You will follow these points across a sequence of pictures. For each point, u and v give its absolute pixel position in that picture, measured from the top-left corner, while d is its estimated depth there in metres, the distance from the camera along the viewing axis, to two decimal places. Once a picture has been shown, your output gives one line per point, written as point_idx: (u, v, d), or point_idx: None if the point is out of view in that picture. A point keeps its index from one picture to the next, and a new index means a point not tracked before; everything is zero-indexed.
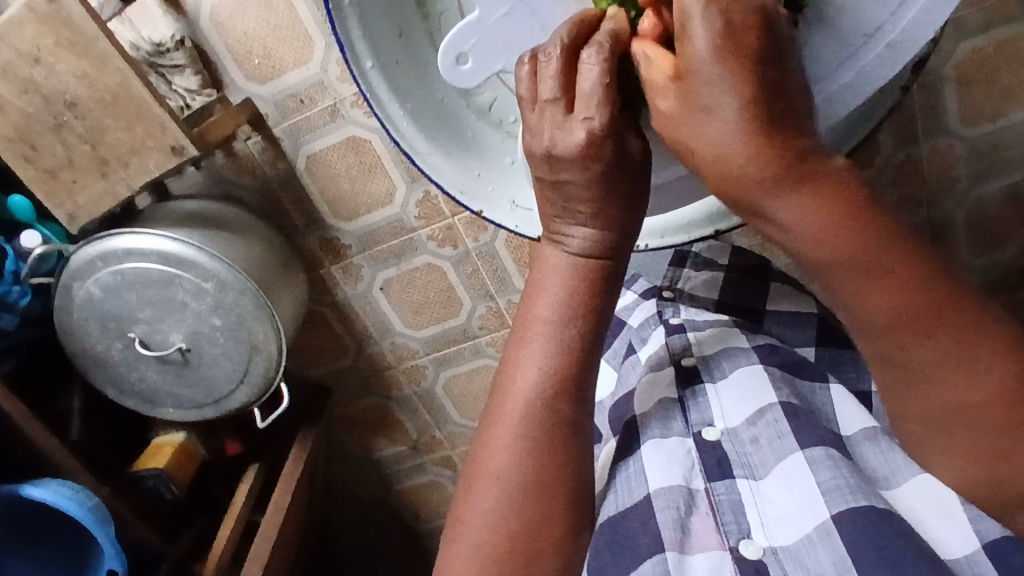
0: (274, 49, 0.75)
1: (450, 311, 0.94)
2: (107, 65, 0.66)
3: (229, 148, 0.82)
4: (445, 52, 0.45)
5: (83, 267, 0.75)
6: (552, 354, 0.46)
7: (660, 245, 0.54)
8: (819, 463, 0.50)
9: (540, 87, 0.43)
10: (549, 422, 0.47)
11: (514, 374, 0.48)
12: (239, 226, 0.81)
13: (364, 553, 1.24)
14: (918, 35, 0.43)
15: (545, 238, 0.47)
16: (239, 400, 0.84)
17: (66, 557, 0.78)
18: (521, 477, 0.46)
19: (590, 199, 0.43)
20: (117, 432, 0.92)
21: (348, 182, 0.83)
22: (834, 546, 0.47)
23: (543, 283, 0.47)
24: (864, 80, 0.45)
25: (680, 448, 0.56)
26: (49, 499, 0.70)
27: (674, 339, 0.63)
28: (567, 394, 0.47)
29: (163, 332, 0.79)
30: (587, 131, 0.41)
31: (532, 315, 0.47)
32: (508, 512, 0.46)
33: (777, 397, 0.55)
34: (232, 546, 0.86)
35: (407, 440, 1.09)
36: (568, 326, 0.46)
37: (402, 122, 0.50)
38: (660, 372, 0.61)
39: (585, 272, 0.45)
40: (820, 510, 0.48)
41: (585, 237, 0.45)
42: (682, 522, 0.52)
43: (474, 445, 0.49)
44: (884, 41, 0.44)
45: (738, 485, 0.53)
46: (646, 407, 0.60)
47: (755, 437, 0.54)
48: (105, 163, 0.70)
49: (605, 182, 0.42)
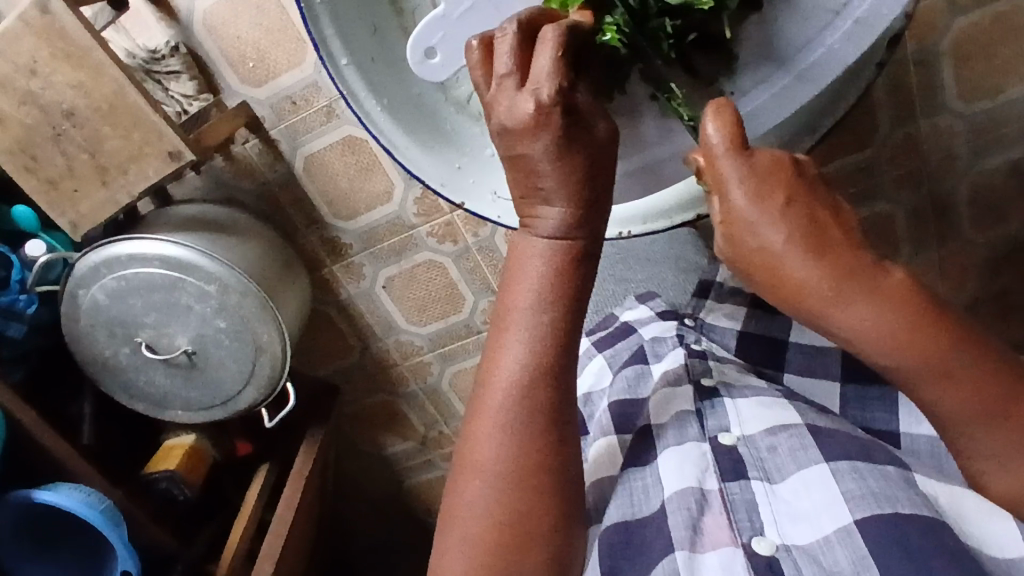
0: (268, 52, 0.75)
1: (453, 306, 0.94)
2: (104, 74, 0.67)
3: (228, 152, 0.82)
4: (414, 46, 0.45)
5: (88, 274, 0.77)
6: (530, 337, 0.46)
7: (643, 232, 0.50)
8: (844, 474, 0.48)
9: (496, 64, 0.42)
10: (530, 405, 0.46)
11: (496, 362, 0.47)
12: (239, 228, 0.82)
13: (379, 549, 1.25)
14: (884, 11, 0.42)
15: (520, 226, 0.46)
16: (247, 401, 0.85)
17: (81, 559, 0.79)
18: (506, 462, 0.46)
19: (557, 183, 0.43)
20: (129, 436, 0.93)
21: (346, 181, 0.84)
22: (853, 546, 0.44)
23: (520, 269, 0.46)
24: (832, 58, 0.43)
25: (695, 451, 0.54)
26: (61, 503, 0.71)
27: (694, 361, 0.61)
28: (547, 376, 0.46)
29: (169, 336, 0.80)
30: (535, 100, 0.41)
31: (512, 302, 0.47)
32: (496, 500, 0.46)
33: (803, 420, 0.53)
34: (244, 546, 0.87)
35: (415, 437, 1.10)
36: (545, 308, 0.46)
37: (381, 120, 0.49)
38: (678, 387, 0.59)
39: (561, 256, 0.45)
40: (841, 513, 0.46)
41: (556, 220, 0.44)
42: (693, 522, 0.50)
43: (460, 432, 0.49)
44: (852, 16, 0.43)
45: (754, 486, 0.51)
46: (662, 418, 0.57)
47: (773, 445, 0.52)
48: (104, 170, 0.71)
49: (573, 168, 0.43)
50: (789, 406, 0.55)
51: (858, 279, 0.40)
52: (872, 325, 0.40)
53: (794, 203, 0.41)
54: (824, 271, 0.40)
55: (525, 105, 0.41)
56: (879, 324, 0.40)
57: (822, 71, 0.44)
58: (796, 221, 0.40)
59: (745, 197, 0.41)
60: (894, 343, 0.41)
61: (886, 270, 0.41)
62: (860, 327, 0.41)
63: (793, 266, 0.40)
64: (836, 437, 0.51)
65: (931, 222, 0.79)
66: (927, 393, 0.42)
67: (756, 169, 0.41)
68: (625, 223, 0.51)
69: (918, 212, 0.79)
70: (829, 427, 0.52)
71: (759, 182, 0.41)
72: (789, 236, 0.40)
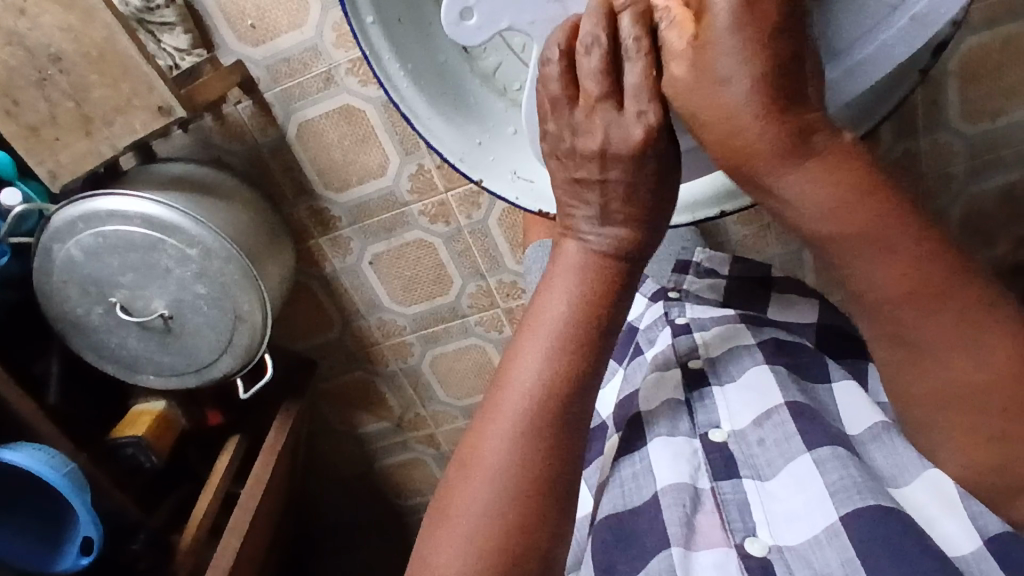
0: (268, 10, 0.72)
1: (440, 288, 0.93)
2: (95, 19, 0.64)
3: (218, 111, 0.79)
4: (450, 5, 0.45)
5: (64, 229, 0.73)
6: (555, 347, 0.47)
7: (665, 224, 0.56)
8: (827, 464, 0.50)
9: (584, 83, 0.44)
10: (547, 415, 0.47)
11: (519, 364, 0.48)
12: (227, 191, 0.79)
13: (346, 528, 1.24)
14: (943, 10, 0.42)
15: (560, 233, 0.49)
16: (223, 369, 0.82)
17: (41, 522, 0.77)
18: (512, 465, 0.46)
19: (602, 194, 0.45)
20: (96, 399, 0.90)
21: (340, 152, 0.81)
22: (842, 546, 0.47)
23: (557, 277, 0.48)
24: (884, 55, 0.44)
25: (687, 448, 0.56)
26: (25, 463, 0.68)
27: (680, 340, 0.62)
28: (568, 389, 0.47)
29: (145, 299, 0.78)
30: (645, 126, 0.43)
31: (543, 309, 0.48)
32: (497, 501, 0.45)
33: (783, 397, 0.55)
34: (210, 517, 0.85)
35: (391, 418, 1.08)
36: (574, 319, 0.47)
37: (403, 85, 0.50)
38: (666, 372, 0.60)
39: (600, 268, 0.47)
40: (829, 510, 0.49)
41: (602, 233, 0.47)
42: (688, 519, 0.52)
43: (465, 433, 0.49)
44: (910, 12, 0.43)
45: (745, 485, 0.54)
46: (652, 404, 0.59)
47: (761, 438, 0.55)
48: (89, 121, 0.68)
49: (628, 170, 0.44)
50: (769, 371, 0.56)
51: (805, 136, 0.41)
52: (815, 183, 0.42)
53: (787, 104, 0.40)
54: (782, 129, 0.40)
55: None
56: (820, 190, 0.42)
57: (872, 68, 0.45)
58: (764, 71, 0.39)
59: (687, 55, 0.41)
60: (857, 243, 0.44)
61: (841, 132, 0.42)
62: (804, 185, 0.42)
63: (751, 122, 0.40)
64: (817, 418, 0.53)
65: None
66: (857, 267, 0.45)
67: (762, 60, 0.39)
68: None
69: None
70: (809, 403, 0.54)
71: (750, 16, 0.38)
72: (749, 92, 0.39)
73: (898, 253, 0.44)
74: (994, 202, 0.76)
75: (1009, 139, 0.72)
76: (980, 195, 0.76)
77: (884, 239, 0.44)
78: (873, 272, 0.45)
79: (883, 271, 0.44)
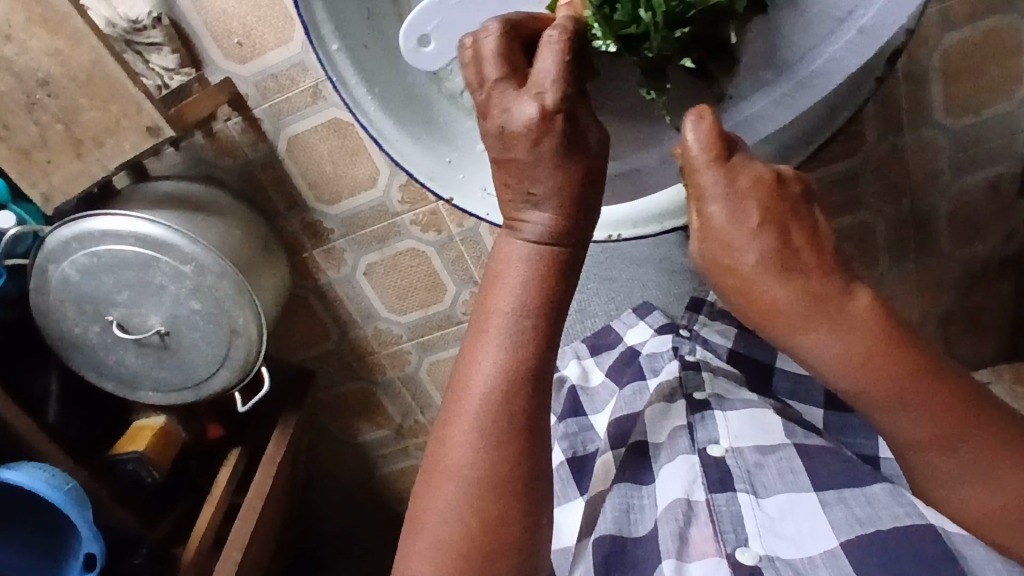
0: (254, 28, 0.73)
1: (434, 296, 0.93)
2: (81, 42, 0.65)
3: (209, 128, 0.80)
4: (408, 35, 0.46)
5: (59, 249, 0.74)
6: (508, 345, 0.46)
7: (634, 235, 0.52)
8: (831, 505, 0.53)
9: (485, 69, 0.43)
10: (506, 412, 0.47)
11: (473, 365, 0.47)
12: (218, 208, 0.80)
13: (350, 536, 1.25)
14: (890, 21, 0.43)
15: (505, 225, 0.46)
16: (221, 383, 0.83)
17: (44, 540, 0.78)
18: (477, 466, 0.47)
19: (546, 189, 0.44)
20: (96, 415, 0.91)
21: (330, 165, 0.82)
22: (837, 564, 0.50)
23: (503, 272, 0.46)
24: (833, 68, 0.45)
25: (686, 466, 0.60)
26: (25, 482, 0.69)
27: (688, 373, 0.67)
28: (525, 383, 0.47)
29: (142, 315, 0.78)
30: (540, 105, 0.42)
31: (492, 305, 0.47)
32: (466, 501, 0.47)
33: (790, 440, 0.59)
34: (212, 529, 0.86)
35: (390, 426, 1.09)
36: (525, 315, 0.46)
37: (371, 108, 0.50)
38: (672, 403, 0.66)
39: (545, 259, 0.45)
40: (827, 537, 0.52)
41: (541, 223, 0.45)
42: (681, 532, 0.56)
43: (431, 432, 0.50)
44: (857, 25, 0.44)
45: (740, 499, 0.56)
46: (659, 435, 0.64)
47: (761, 463, 0.58)
48: (79, 143, 0.69)
49: (564, 176, 0.43)
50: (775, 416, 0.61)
51: (823, 299, 0.42)
52: (836, 349, 0.43)
53: (768, 230, 0.42)
54: (791, 293, 0.42)
55: (527, 110, 0.42)
56: (843, 352, 0.43)
57: (824, 81, 0.45)
58: (766, 243, 0.42)
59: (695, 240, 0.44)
60: (852, 361, 0.43)
61: (853, 293, 0.43)
62: (827, 351, 0.43)
63: (766, 286, 0.42)
64: (824, 460, 0.56)
65: (911, 235, 0.80)
66: (882, 418, 0.45)
67: (738, 190, 0.43)
68: (617, 227, 0.53)
69: (899, 223, 0.79)
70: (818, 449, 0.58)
71: (739, 206, 0.42)
72: (760, 260, 0.42)
73: (919, 407, 0.44)
74: (981, 196, 0.76)
75: (994, 132, 0.72)
76: (967, 189, 0.76)
77: (904, 394, 0.43)
78: (896, 424, 0.45)
79: (907, 421, 0.44)
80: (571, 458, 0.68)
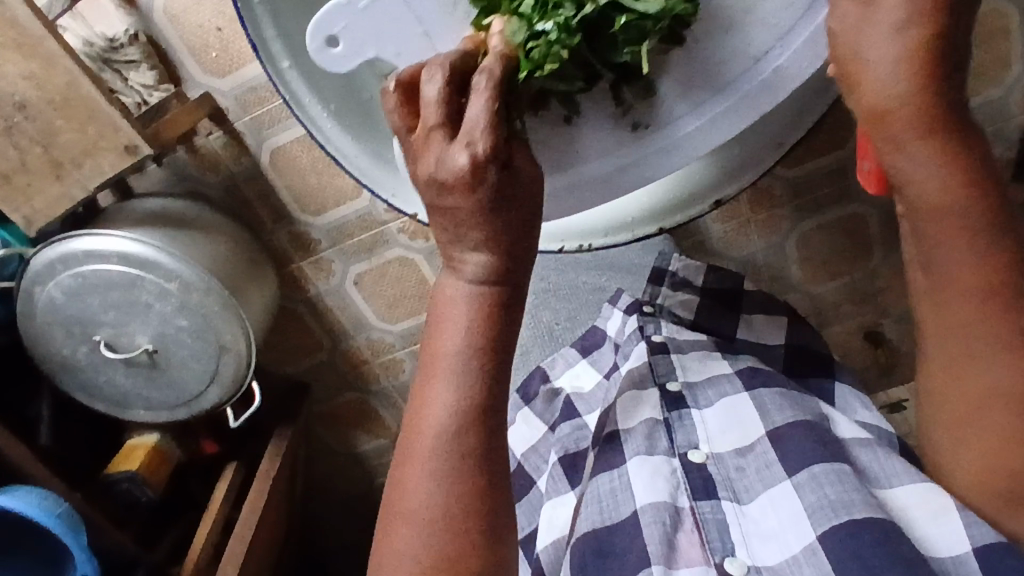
0: (232, 41, 0.73)
1: (425, 305, 0.93)
2: (56, 64, 0.64)
3: (191, 143, 0.80)
4: (315, 32, 0.43)
5: (43, 271, 0.74)
6: (455, 385, 0.44)
7: (605, 243, 0.57)
8: (805, 486, 0.53)
9: (424, 112, 0.42)
10: (460, 457, 0.44)
11: (423, 409, 0.45)
12: (203, 224, 0.79)
13: (352, 546, 1.25)
14: (802, 64, 0.44)
15: (446, 266, 0.45)
16: (212, 400, 0.83)
17: (40, 564, 0.78)
18: (433, 518, 0.44)
19: (478, 217, 0.42)
20: (90, 436, 0.91)
21: (314, 176, 0.82)
22: (818, 563, 0.49)
23: (443, 314, 0.44)
24: (779, 82, 0.45)
25: (666, 467, 0.59)
26: (16, 508, 0.69)
27: (658, 360, 0.66)
28: (478, 425, 0.44)
29: (129, 335, 0.78)
30: (472, 156, 0.40)
31: (438, 344, 0.44)
32: (423, 557, 0.43)
33: (764, 427, 0.58)
34: (210, 547, 0.85)
35: (388, 435, 1.08)
36: (470, 352, 0.44)
37: (327, 126, 0.50)
38: (644, 391, 0.65)
39: (485, 299, 0.44)
40: (805, 529, 0.51)
41: (480, 265, 0.43)
42: (668, 537, 0.55)
43: (388, 484, 0.47)
44: (773, 64, 0.45)
45: (724, 507, 0.55)
46: (630, 422, 0.63)
47: (741, 465, 0.57)
48: (58, 165, 0.68)
49: (488, 202, 0.41)
50: (750, 400, 0.60)
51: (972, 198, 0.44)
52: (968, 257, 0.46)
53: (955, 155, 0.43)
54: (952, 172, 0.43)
55: (458, 160, 0.40)
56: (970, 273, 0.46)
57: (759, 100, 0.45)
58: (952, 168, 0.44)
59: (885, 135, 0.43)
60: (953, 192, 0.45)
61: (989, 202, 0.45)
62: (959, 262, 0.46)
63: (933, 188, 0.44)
64: (794, 437, 0.56)
65: None
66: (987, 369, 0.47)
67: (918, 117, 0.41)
68: (590, 235, 0.57)
69: None
70: (786, 427, 0.57)
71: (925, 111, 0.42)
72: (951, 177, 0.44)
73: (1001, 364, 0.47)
74: None
75: None
76: None
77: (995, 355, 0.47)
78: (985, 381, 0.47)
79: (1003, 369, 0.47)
80: (564, 456, 0.67)
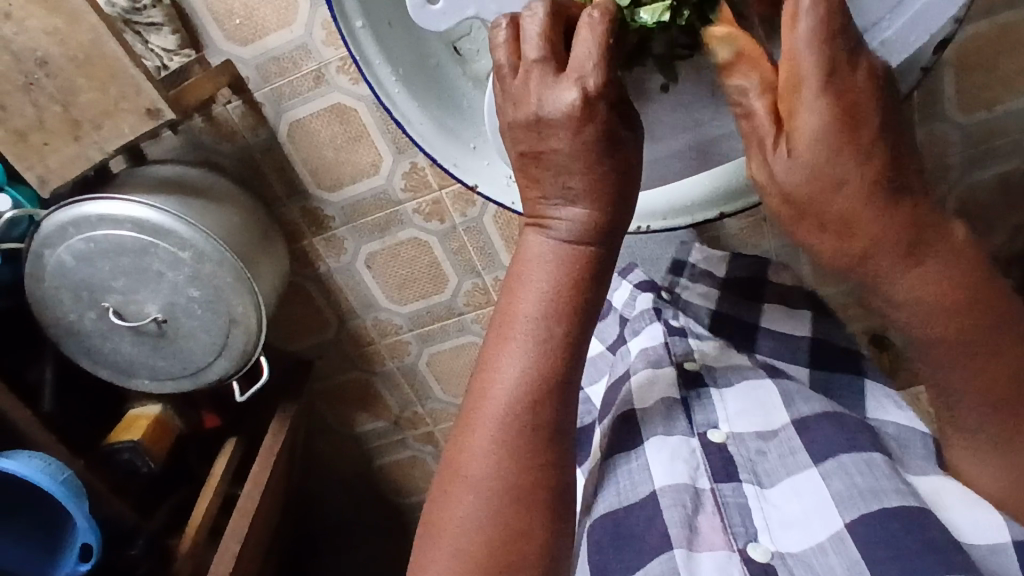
0: (256, 9, 0.71)
1: (435, 288, 0.92)
2: (81, 21, 0.63)
3: (208, 112, 0.78)
4: None
5: (54, 234, 0.73)
6: (530, 349, 0.46)
7: (663, 227, 0.56)
8: (831, 474, 0.53)
9: (524, 48, 0.42)
10: (529, 420, 0.47)
11: (496, 370, 0.47)
12: (216, 193, 0.78)
13: (347, 526, 1.24)
14: (911, 37, 0.45)
15: (529, 223, 0.46)
16: (218, 372, 0.82)
17: (38, 529, 0.77)
18: (499, 477, 0.47)
19: (583, 186, 0.43)
20: (91, 404, 0.90)
21: (331, 150, 0.80)
22: (845, 551, 0.49)
23: (527, 273, 0.46)
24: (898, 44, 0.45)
25: (684, 447, 0.59)
26: (21, 472, 0.68)
27: (674, 341, 0.67)
28: (547, 391, 0.47)
29: (138, 303, 0.77)
30: (582, 91, 0.40)
31: (515, 308, 0.47)
32: (487, 513, 0.46)
33: (788, 416, 0.59)
34: (210, 518, 0.85)
35: (388, 417, 1.08)
36: (549, 319, 0.46)
37: (393, 89, 0.51)
38: (660, 369, 0.64)
39: (573, 260, 0.45)
40: (833, 516, 0.51)
41: (572, 222, 0.44)
42: (688, 519, 0.55)
43: (449, 439, 0.50)
44: (881, 36, 0.45)
45: (745, 489, 0.56)
46: (647, 403, 0.62)
47: (763, 449, 0.58)
48: (77, 125, 0.67)
49: (596, 174, 0.42)
50: (772, 387, 0.61)
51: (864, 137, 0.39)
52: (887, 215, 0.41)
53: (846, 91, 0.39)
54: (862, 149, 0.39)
55: (568, 96, 0.40)
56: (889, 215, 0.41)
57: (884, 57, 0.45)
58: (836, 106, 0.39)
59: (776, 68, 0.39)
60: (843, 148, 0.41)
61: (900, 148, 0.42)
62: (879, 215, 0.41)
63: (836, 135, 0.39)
64: (822, 429, 0.56)
65: None
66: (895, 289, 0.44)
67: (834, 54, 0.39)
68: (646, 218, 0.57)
69: None
70: (813, 418, 0.58)
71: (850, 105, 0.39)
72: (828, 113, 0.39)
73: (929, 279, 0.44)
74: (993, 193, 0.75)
75: (1008, 128, 0.70)
76: (977, 185, 0.74)
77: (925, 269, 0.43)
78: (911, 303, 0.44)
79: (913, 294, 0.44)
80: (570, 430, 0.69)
